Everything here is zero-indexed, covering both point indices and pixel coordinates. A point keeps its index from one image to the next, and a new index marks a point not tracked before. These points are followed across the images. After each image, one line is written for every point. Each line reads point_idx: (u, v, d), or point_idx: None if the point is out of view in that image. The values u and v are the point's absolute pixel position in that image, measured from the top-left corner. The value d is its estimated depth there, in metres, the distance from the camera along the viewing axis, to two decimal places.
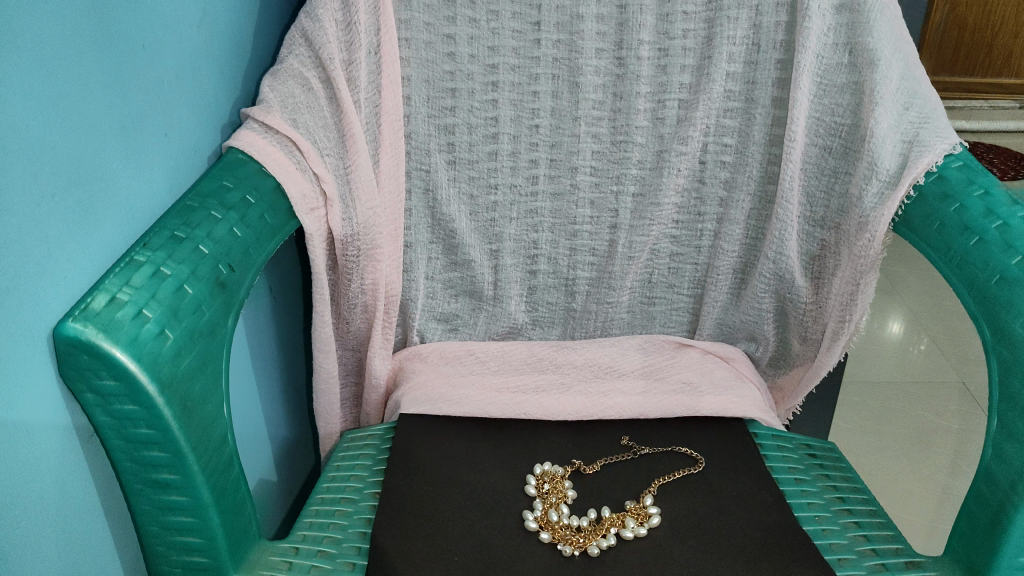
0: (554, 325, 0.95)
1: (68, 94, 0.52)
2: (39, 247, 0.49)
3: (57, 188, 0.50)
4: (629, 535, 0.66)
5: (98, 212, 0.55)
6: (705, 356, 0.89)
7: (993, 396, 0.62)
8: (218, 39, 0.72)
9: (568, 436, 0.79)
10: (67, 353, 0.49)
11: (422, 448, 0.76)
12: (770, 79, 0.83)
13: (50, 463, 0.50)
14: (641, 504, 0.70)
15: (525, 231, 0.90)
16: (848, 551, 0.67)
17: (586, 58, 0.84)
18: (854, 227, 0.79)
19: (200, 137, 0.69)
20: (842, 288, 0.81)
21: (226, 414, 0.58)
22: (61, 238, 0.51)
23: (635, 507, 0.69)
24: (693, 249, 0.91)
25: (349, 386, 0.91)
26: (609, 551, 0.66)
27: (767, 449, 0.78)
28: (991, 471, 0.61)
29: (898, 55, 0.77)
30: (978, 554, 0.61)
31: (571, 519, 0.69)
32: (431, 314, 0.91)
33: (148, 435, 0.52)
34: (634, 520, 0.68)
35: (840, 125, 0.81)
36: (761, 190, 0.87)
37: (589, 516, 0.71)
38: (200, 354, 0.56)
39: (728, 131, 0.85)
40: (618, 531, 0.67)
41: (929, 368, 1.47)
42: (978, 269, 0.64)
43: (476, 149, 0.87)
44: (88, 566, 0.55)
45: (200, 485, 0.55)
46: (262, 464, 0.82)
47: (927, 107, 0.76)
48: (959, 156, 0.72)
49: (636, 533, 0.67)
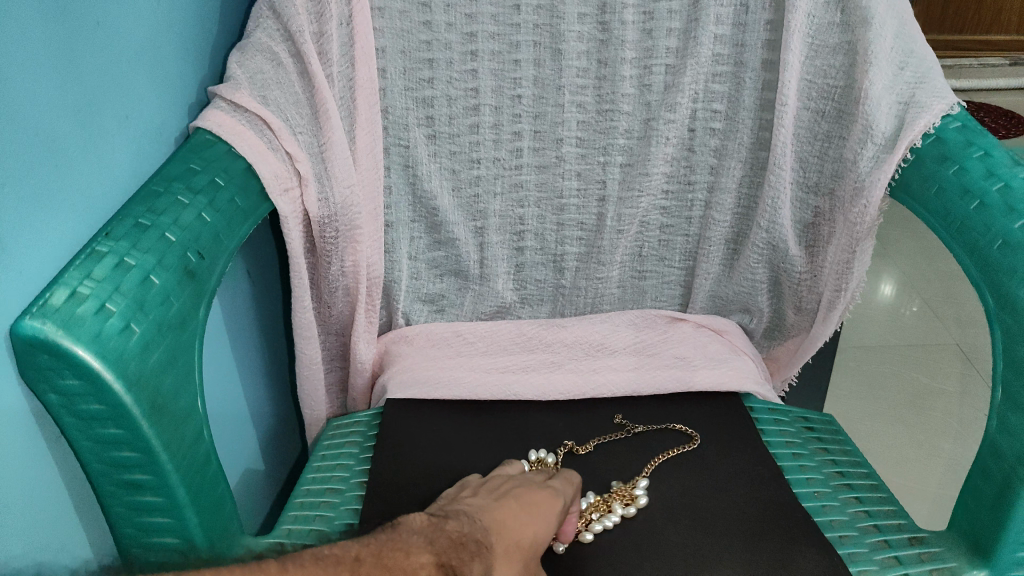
0: (543, 303, 0.93)
1: (15, 70, 0.48)
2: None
3: (7, 172, 0.47)
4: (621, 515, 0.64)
5: (55, 199, 0.52)
6: (698, 330, 0.87)
7: (999, 365, 0.60)
8: (179, 12, 0.68)
9: (559, 415, 0.77)
10: (25, 353, 0.46)
11: (410, 434, 0.73)
12: (760, 41, 0.80)
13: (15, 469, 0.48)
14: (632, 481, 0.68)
15: (510, 206, 0.87)
16: (849, 528, 0.65)
17: (568, 24, 0.80)
18: (849, 193, 0.76)
19: (163, 117, 0.66)
20: (837, 256, 0.79)
21: (200, 409, 0.56)
22: (15, 228, 0.48)
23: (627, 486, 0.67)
24: (684, 220, 0.89)
25: (334, 371, 0.89)
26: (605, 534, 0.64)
27: (763, 423, 0.77)
28: (996, 444, 0.59)
29: (892, 12, 0.74)
30: (984, 529, 0.60)
31: None
32: (416, 295, 0.89)
33: (117, 435, 0.50)
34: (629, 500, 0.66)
35: (832, 87, 0.78)
36: (752, 157, 0.84)
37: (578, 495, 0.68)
38: (170, 348, 0.53)
39: (717, 97, 0.82)
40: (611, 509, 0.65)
41: (925, 331, 1.46)
42: (980, 234, 0.61)
43: (457, 122, 0.83)
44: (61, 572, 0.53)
45: (175, 484, 0.53)
46: (246, 455, 0.80)
47: (923, 66, 0.73)
48: (957, 117, 0.69)
49: (626, 513, 0.65)
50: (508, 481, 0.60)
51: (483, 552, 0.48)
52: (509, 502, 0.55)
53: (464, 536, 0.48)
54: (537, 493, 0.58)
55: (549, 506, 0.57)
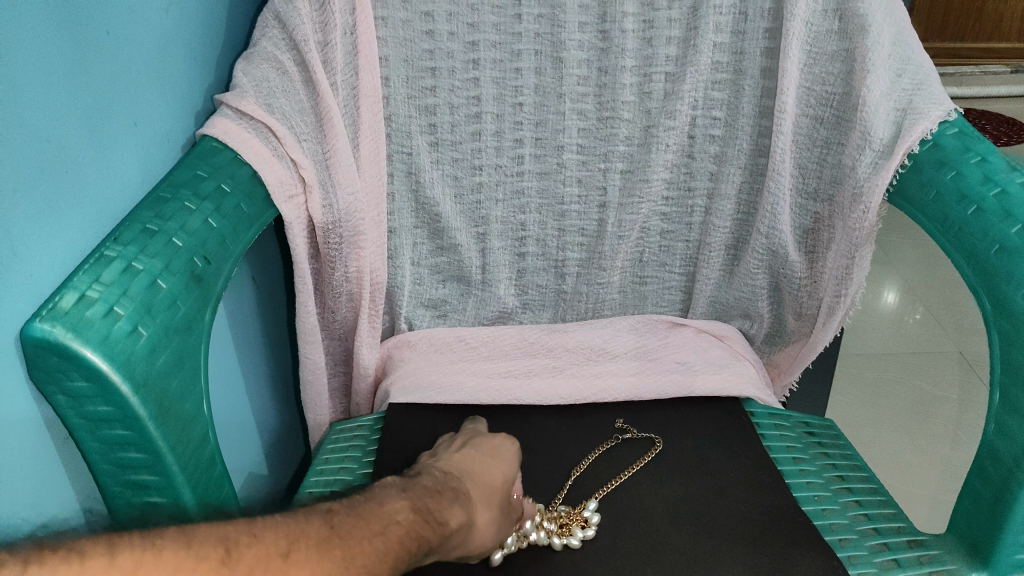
0: (545, 308, 0.94)
1: (26, 80, 0.49)
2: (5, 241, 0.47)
3: (19, 179, 0.48)
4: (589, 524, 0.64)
5: (65, 203, 0.53)
6: (699, 335, 0.88)
7: (996, 369, 0.60)
8: (187, 22, 0.69)
9: (561, 419, 0.77)
10: (35, 355, 0.47)
11: (412, 438, 0.74)
12: (759, 49, 0.81)
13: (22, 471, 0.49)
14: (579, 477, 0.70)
15: (512, 212, 0.88)
16: (849, 531, 0.65)
17: (569, 33, 0.81)
18: (848, 198, 0.77)
19: (171, 125, 0.67)
20: (837, 261, 0.80)
21: (206, 411, 0.57)
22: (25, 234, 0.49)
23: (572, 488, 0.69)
24: (685, 226, 0.90)
25: (337, 375, 0.90)
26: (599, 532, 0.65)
27: (763, 427, 0.77)
28: (994, 447, 0.60)
29: (890, 20, 0.75)
30: (982, 531, 0.60)
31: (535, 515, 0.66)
32: (419, 300, 0.90)
33: (124, 436, 0.50)
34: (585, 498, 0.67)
35: (831, 94, 0.79)
36: (752, 163, 0.85)
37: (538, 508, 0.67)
38: (176, 351, 0.54)
39: (717, 104, 0.83)
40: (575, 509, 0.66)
41: (927, 338, 1.47)
42: (977, 239, 0.62)
43: (459, 129, 0.84)
44: None
45: (181, 486, 0.54)
46: (250, 458, 0.80)
47: (921, 73, 0.74)
48: (954, 123, 0.70)
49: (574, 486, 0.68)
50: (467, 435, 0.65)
51: (461, 498, 0.53)
52: (468, 450, 0.61)
53: (440, 486, 0.53)
54: (493, 439, 0.64)
55: (506, 445, 0.64)
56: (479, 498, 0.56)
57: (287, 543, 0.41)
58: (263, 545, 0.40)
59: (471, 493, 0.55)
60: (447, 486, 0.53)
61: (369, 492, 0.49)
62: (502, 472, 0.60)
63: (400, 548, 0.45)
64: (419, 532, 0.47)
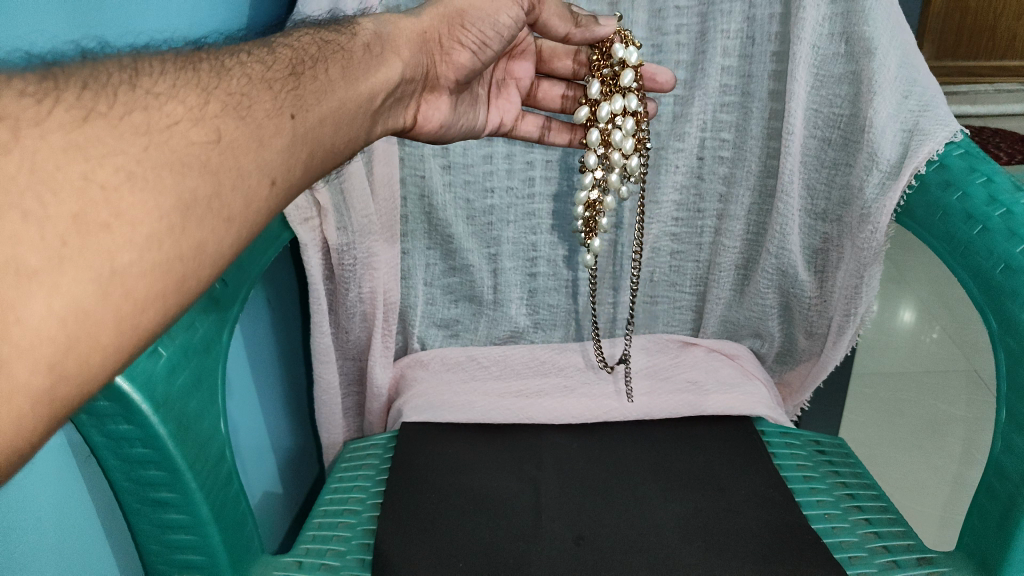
0: (556, 328, 0.94)
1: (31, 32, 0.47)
2: (9, 36, 0.45)
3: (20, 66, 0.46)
4: (653, 106, 0.73)
5: (86, 8, 0.52)
6: (710, 354, 0.88)
7: (1001, 386, 0.61)
8: None
9: (571, 436, 0.78)
10: None
11: (425, 458, 0.75)
12: (766, 72, 0.81)
13: (46, 499, 0.51)
14: (592, 60, 0.69)
15: (524, 233, 0.88)
16: (858, 549, 0.65)
17: None
18: (856, 218, 0.78)
19: None
20: (846, 281, 0.80)
21: (223, 429, 0.60)
22: (35, 34, 0.48)
23: (597, 60, 0.69)
24: (694, 246, 0.91)
25: (350, 396, 0.91)
26: (602, 537, 0.65)
27: (775, 446, 0.78)
28: (1001, 465, 0.60)
29: (895, 43, 0.73)
30: (990, 548, 0.60)
31: (619, 143, 0.70)
32: (431, 321, 0.92)
33: (145, 455, 0.53)
34: (606, 104, 0.69)
35: (839, 117, 0.79)
36: (760, 184, 0.86)
37: (588, 165, 0.70)
38: (193, 373, 0.57)
39: (725, 126, 0.84)
40: (612, 124, 0.70)
41: (941, 357, 1.46)
42: (983, 259, 0.63)
43: (471, 153, 0.84)
44: (88, 567, 0.56)
45: (199, 502, 0.56)
46: (265, 477, 0.82)
47: (926, 95, 0.73)
48: (960, 144, 0.70)
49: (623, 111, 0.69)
50: (369, 19, 0.60)
51: (335, 51, 0.53)
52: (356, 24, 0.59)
53: (303, 42, 0.52)
54: (396, 25, 0.61)
55: (408, 25, 0.61)
56: (370, 55, 0.57)
57: (132, 64, 0.39)
58: (95, 67, 0.37)
59: (350, 46, 0.55)
60: (323, 41, 0.53)
61: (229, 52, 0.46)
62: (422, 31, 0.62)
63: (281, 65, 0.47)
64: (304, 53, 0.50)
